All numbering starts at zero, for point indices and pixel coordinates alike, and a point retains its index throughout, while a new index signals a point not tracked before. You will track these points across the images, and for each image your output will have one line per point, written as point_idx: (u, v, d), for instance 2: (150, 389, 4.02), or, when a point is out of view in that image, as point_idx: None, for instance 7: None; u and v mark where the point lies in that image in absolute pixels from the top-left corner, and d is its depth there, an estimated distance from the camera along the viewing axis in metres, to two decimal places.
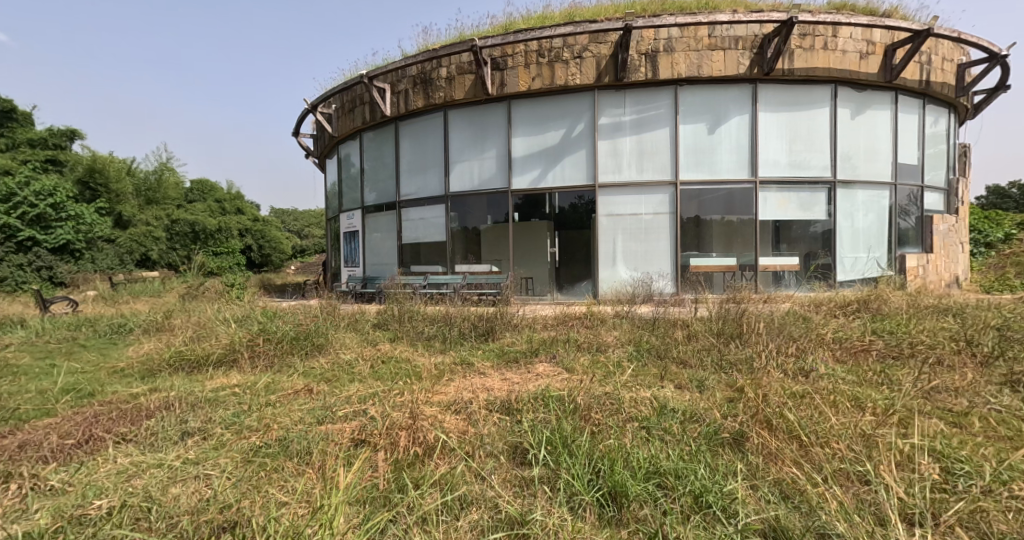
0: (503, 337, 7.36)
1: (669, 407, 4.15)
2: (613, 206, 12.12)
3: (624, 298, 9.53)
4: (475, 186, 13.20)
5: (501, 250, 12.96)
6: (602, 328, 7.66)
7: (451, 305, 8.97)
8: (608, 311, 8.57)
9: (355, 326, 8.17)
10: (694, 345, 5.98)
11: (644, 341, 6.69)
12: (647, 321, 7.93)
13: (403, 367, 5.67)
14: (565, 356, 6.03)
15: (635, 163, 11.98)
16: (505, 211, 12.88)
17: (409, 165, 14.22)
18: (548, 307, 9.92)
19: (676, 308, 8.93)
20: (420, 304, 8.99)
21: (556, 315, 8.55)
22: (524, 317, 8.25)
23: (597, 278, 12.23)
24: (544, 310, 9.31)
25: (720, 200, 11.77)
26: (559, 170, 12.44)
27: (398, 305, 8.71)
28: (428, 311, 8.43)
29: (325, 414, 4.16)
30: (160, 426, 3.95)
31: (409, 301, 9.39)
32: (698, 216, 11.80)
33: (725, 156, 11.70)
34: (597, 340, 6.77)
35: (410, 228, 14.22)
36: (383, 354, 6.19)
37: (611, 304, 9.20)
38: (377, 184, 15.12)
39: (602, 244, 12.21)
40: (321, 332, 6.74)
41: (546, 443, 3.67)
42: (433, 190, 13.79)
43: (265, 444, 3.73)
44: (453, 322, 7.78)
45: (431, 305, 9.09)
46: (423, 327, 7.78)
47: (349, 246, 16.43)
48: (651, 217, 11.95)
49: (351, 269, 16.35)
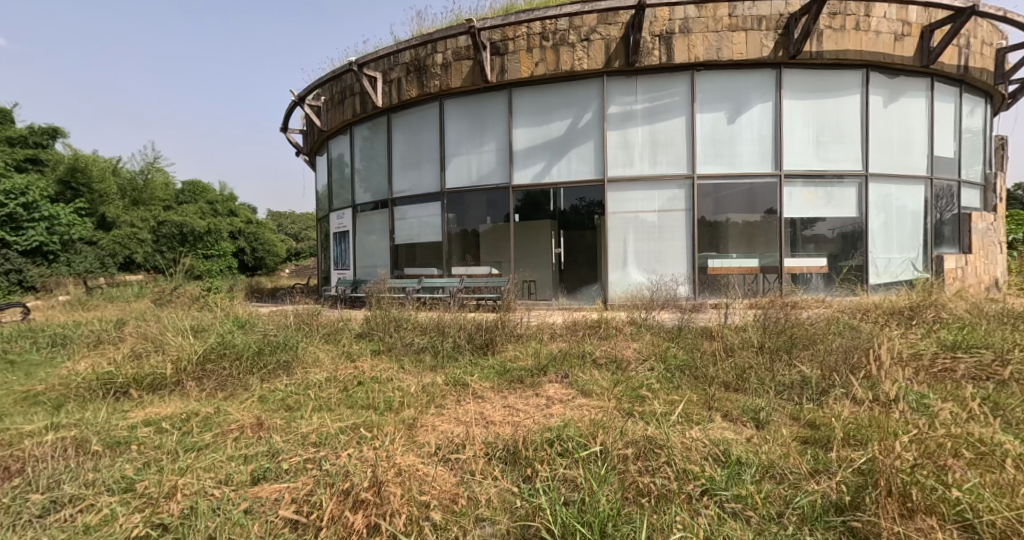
0: (505, 350, 6.37)
1: (729, 467, 3.19)
2: (622, 203, 11.13)
3: (640, 303, 8.53)
4: (473, 182, 12.21)
5: (502, 251, 11.97)
6: (619, 338, 6.67)
7: (447, 311, 8.00)
8: (623, 318, 7.58)
9: (337, 336, 7.18)
10: (734, 361, 5.00)
11: (671, 356, 5.71)
12: (670, 331, 6.94)
13: (385, 390, 4.67)
14: (579, 375, 5.05)
15: (647, 156, 11.00)
16: (505, 208, 11.90)
17: (402, 160, 13.23)
18: (553, 314, 8.97)
19: (700, 315, 7.93)
20: (410, 310, 8.01)
21: (565, 323, 7.56)
22: (529, 325, 7.26)
23: (606, 281, 11.23)
24: (550, 317, 8.36)
25: (741, 195, 10.77)
26: (564, 164, 11.46)
27: (386, 312, 7.72)
28: (420, 318, 7.43)
29: (264, 470, 3.20)
30: (23, 495, 3.01)
31: (399, 307, 8.42)
32: (716, 214, 10.81)
33: (746, 148, 10.71)
34: (616, 354, 5.79)
35: (403, 227, 13.22)
36: (363, 372, 5.21)
37: (624, 310, 8.24)
38: (369, 181, 14.12)
39: (611, 245, 11.21)
40: (292, 344, 5.77)
41: (576, 534, 2.66)
42: (429, 186, 12.81)
43: (155, 528, 2.78)
44: (447, 330, 6.81)
45: (424, 310, 8.11)
46: (414, 337, 6.79)
47: (339, 247, 15.40)
48: (665, 215, 10.97)
49: (342, 271, 15.32)
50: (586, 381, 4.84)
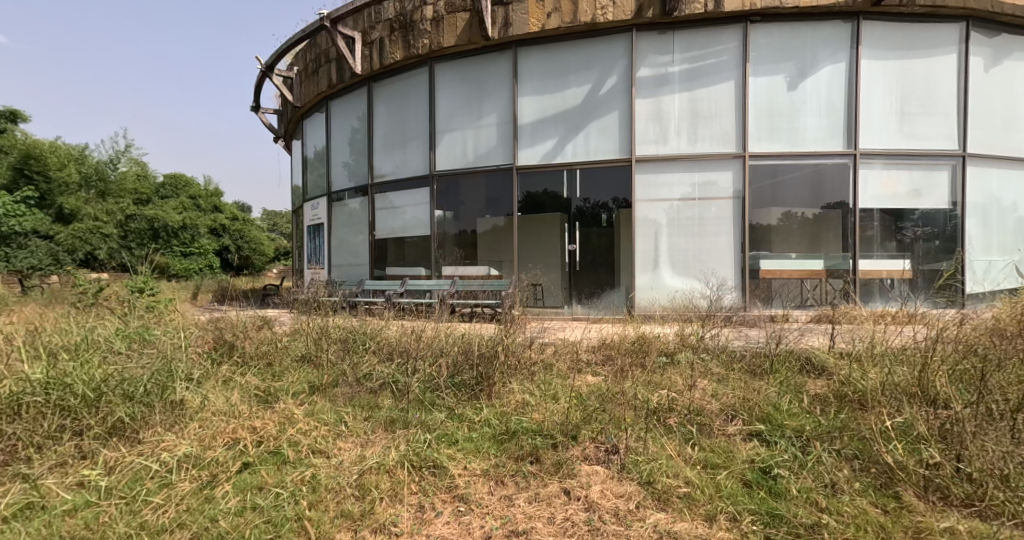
0: (510, 393, 4.20)
1: None
2: (653, 190, 9.05)
3: (690, 314, 6.40)
4: (469, 164, 10.07)
5: (504, 247, 9.85)
6: (680, 375, 4.51)
7: (433, 323, 5.89)
8: (673, 337, 5.40)
9: (271, 366, 5.03)
10: (889, 456, 3.11)
11: (779, 423, 3.61)
12: (750, 369, 4.80)
13: (308, 502, 2.96)
14: (632, 462, 3.26)
15: (686, 131, 8.88)
16: (507, 195, 9.78)
17: (385, 138, 11.06)
18: (570, 328, 6.95)
19: (778, 332, 5.77)
20: (381, 323, 5.89)
21: (595, 348, 5.39)
22: (545, 349, 5.10)
23: (633, 286, 9.13)
24: (572, 335, 6.25)
25: (806, 180, 8.62)
26: (582, 141, 9.33)
27: (346, 327, 5.62)
28: (391, 336, 5.27)
29: None
30: None
31: (368, 319, 6.28)
32: (774, 204, 8.70)
33: (812, 120, 8.53)
34: (687, 413, 3.72)
35: (386, 219, 11.09)
36: (288, 449, 3.42)
37: (668, 323, 6.10)
38: (347, 164, 11.93)
39: (640, 241, 9.12)
40: (160, 388, 3.87)
41: None
42: (416, 169, 10.65)
43: None
44: (425, 353, 4.67)
45: (401, 321, 6.01)
46: (379, 364, 4.67)
47: (314, 243, 13.18)
48: (707, 204, 8.88)
49: (315, 271, 13.07)
50: (656, 480, 3.11)
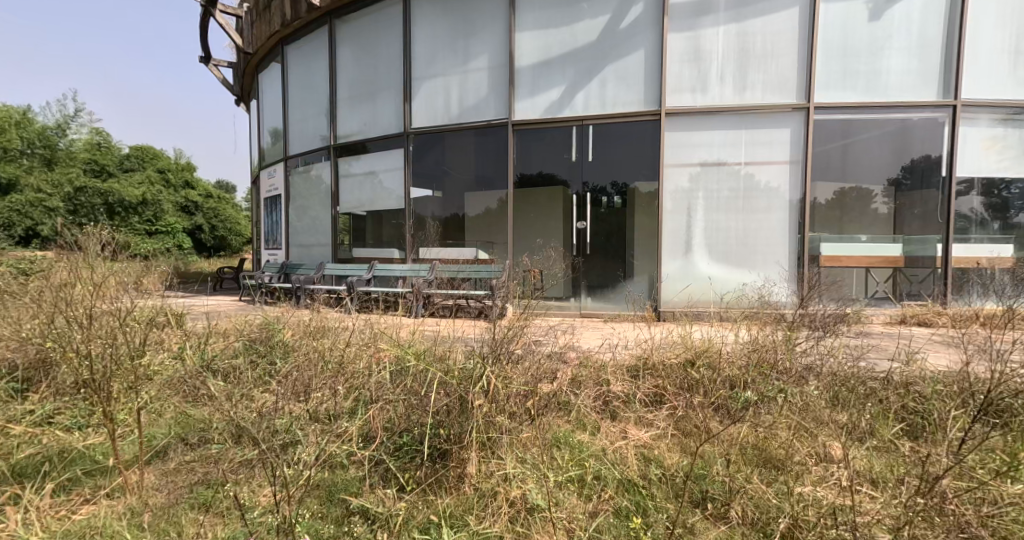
0: (504, 495, 2.69)
1: None
2: (686, 152, 7.14)
3: (759, 315, 4.64)
4: (453, 119, 8.02)
5: (496, 224, 7.96)
6: (766, 462, 2.92)
7: (384, 330, 3.99)
8: (745, 361, 3.57)
9: (97, 442, 3.23)
10: None
11: None
12: (886, 429, 2.99)
13: None
14: None
15: (732, 74, 6.96)
16: (501, 158, 7.80)
17: (349, 89, 8.88)
18: (582, 335, 5.20)
19: (893, 347, 4.07)
20: (305, 341, 4.00)
21: (628, 381, 3.61)
22: (555, 383, 3.30)
23: (659, 275, 7.23)
24: (589, 348, 4.42)
25: (887, 140, 6.87)
26: (597, 89, 7.36)
27: (241, 371, 3.83)
28: (330, 362, 3.51)
29: None
30: None
31: (304, 320, 4.43)
32: (846, 172, 6.94)
33: (899, 60, 6.72)
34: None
35: (351, 190, 9.02)
36: None
37: (727, 326, 4.26)
38: (301, 122, 9.68)
39: (668, 218, 7.22)
40: None
41: None
42: (387, 127, 8.54)
43: None
44: (352, 423, 3.00)
45: (339, 331, 4.11)
46: (281, 413, 2.84)
47: (268, 219, 10.74)
48: (757, 171, 7.03)
49: (271, 253, 10.66)
50: None
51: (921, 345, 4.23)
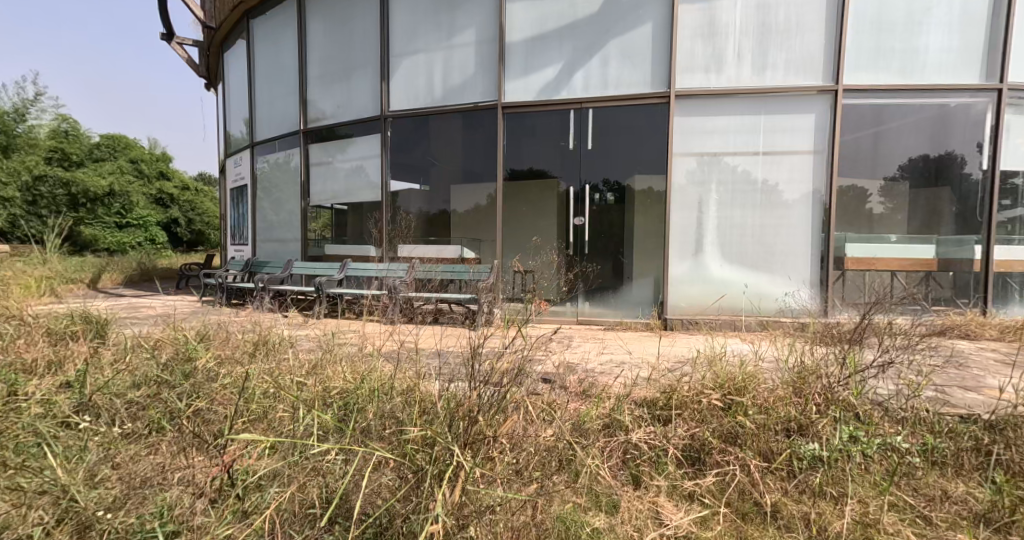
0: None
1: None
2: (698, 139, 6.35)
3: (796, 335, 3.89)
4: (436, 101, 7.17)
5: (484, 219, 7.15)
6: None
7: (330, 374, 3.19)
8: (793, 416, 2.83)
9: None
10: None
11: None
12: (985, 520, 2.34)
13: None
14: None
15: (750, 52, 6.18)
16: (490, 145, 6.98)
17: (321, 67, 7.97)
18: (581, 361, 4.40)
19: (963, 379, 3.36)
20: (228, 375, 3.13)
21: (649, 428, 2.86)
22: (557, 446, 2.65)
23: (666, 277, 6.44)
24: (592, 381, 3.63)
25: (923, 128, 6.16)
26: (597, 68, 6.55)
27: (143, 408, 2.94)
28: (259, 418, 2.74)
29: None
30: None
31: (245, 346, 3.61)
32: (877, 164, 6.22)
33: (937, 37, 5.99)
34: None
35: (323, 179, 8.13)
36: None
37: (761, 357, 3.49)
38: (268, 105, 8.75)
39: (676, 214, 6.42)
40: None
41: None
42: (362, 109, 7.66)
43: None
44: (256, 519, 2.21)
45: (283, 368, 3.28)
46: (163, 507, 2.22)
47: (235, 211, 9.79)
48: (777, 161, 6.25)
49: (238, 248, 9.73)
50: None
51: (994, 376, 3.50)
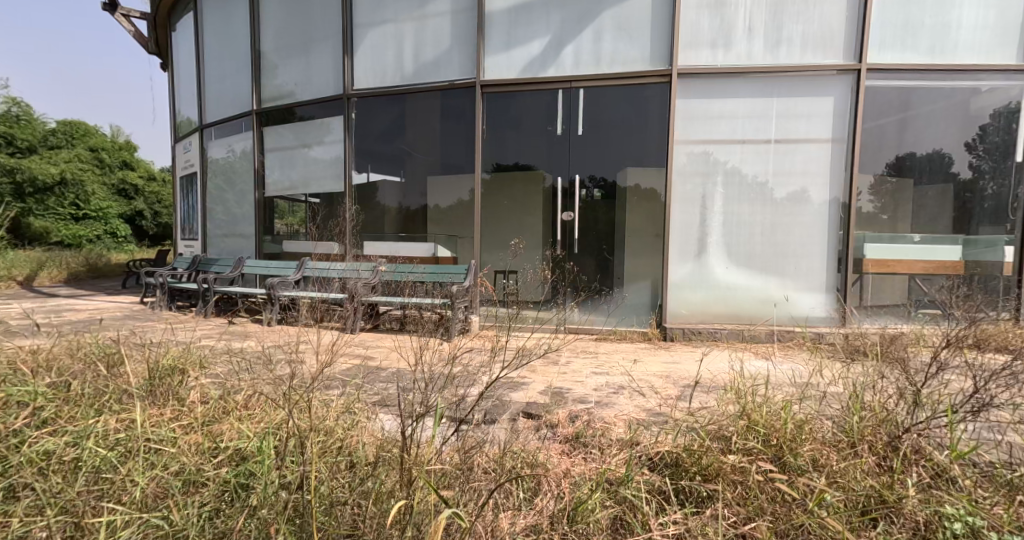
0: None
1: None
2: (702, 125, 5.61)
3: (839, 364, 3.14)
4: (407, 80, 6.32)
5: (460, 214, 6.33)
6: None
7: (216, 437, 2.44)
8: (873, 494, 2.13)
9: None
10: None
11: None
12: None
13: None
14: None
15: (763, 26, 5.45)
16: (468, 130, 6.16)
17: (278, 40, 7.06)
18: (573, 390, 3.61)
19: None
20: (53, 431, 2.36)
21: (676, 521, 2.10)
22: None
23: (666, 281, 5.69)
24: (589, 425, 2.84)
25: (952, 115, 5.50)
26: (589, 43, 5.77)
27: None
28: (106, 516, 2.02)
29: None
30: None
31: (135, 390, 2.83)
32: (901, 155, 5.54)
33: (972, 12, 5.30)
34: None
35: (280, 167, 7.24)
36: None
37: (804, 397, 2.72)
38: (220, 83, 7.80)
39: (677, 209, 5.68)
40: None
41: None
42: (323, 87, 6.77)
43: None
44: None
45: (169, 424, 2.50)
46: None
47: (184, 202, 8.82)
48: (791, 151, 5.53)
49: (188, 244, 8.77)
50: None
51: None
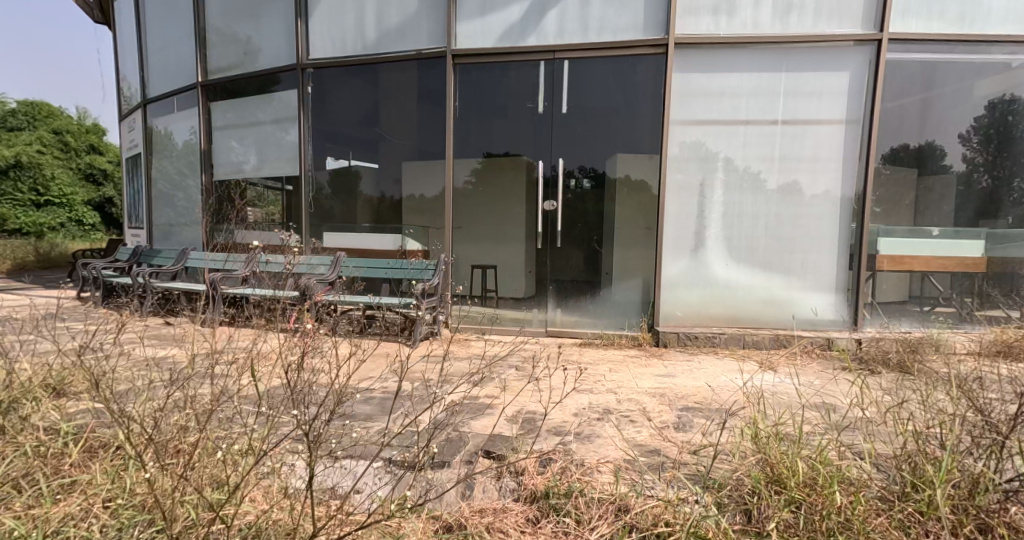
0: None
1: None
2: (702, 103, 4.96)
3: (876, 393, 2.52)
4: (368, 49, 5.59)
5: (431, 202, 5.66)
6: None
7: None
8: None
9: None
10: None
11: None
12: None
13: None
14: None
15: None
16: (439, 107, 5.47)
17: (226, 5, 6.28)
18: (547, 416, 2.97)
19: None
20: None
21: None
22: None
23: (660, 278, 5.07)
24: (561, 477, 2.19)
25: (979, 94, 4.91)
26: (575, 8, 5.08)
27: None
28: None
29: None
30: None
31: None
32: (923, 138, 4.94)
33: None
34: None
35: (232, 148, 6.50)
36: None
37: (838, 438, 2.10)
38: (164, 53, 6.99)
39: (672, 199, 5.04)
40: None
41: None
42: (276, 58, 6.01)
43: None
44: None
45: None
46: None
47: (130, 186, 8.02)
48: (801, 133, 4.91)
49: (134, 233, 7.98)
50: None
51: None
